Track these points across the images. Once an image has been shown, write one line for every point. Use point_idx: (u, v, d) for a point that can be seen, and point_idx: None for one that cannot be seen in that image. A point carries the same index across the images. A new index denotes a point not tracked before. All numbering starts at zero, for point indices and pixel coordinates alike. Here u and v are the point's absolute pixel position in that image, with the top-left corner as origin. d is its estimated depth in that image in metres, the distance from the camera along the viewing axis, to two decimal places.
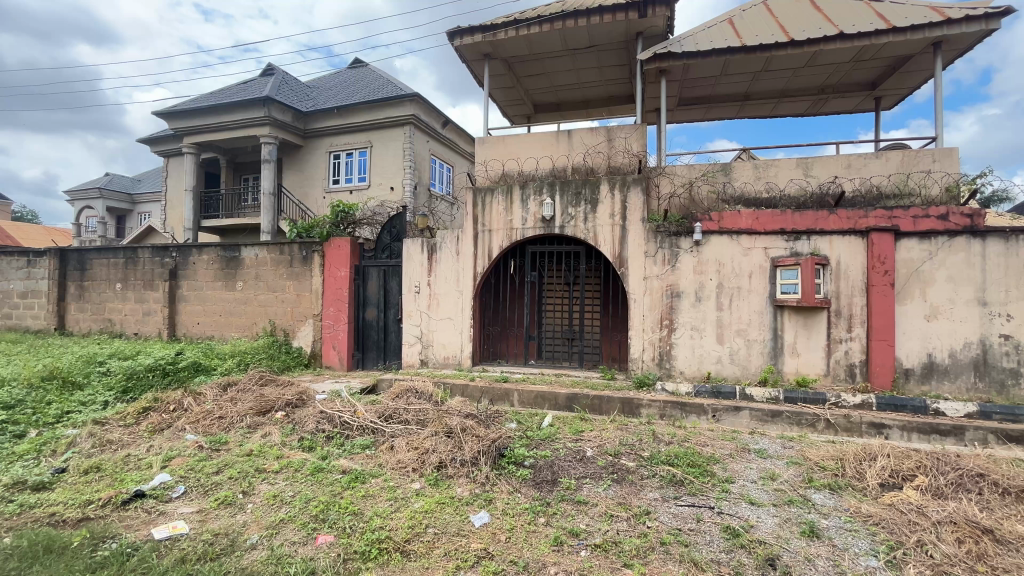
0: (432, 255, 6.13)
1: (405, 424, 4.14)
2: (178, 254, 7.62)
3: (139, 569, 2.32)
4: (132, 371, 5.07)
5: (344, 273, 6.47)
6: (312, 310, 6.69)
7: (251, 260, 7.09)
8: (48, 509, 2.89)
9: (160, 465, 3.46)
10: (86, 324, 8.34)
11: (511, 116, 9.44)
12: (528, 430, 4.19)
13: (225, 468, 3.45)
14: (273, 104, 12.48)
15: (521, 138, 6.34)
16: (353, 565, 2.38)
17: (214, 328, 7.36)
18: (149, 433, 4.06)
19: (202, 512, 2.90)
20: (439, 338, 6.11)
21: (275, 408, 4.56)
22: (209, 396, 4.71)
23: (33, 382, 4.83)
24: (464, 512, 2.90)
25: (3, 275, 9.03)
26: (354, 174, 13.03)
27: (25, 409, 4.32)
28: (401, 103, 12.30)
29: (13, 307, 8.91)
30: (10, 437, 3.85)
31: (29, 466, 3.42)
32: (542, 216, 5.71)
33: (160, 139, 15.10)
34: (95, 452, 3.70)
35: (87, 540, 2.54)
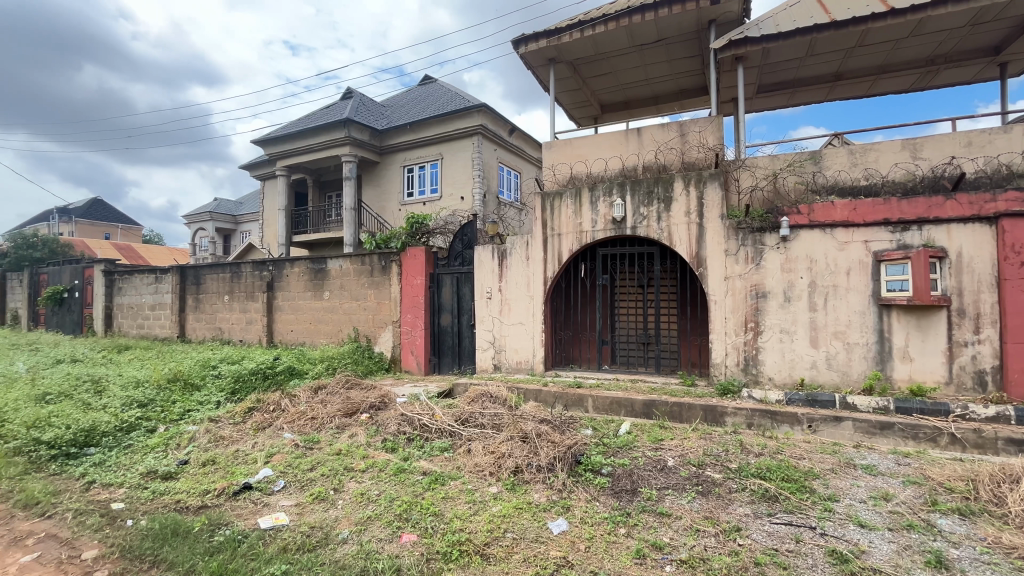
0: (502, 261, 6.21)
1: (481, 428, 4.22)
2: (274, 268, 8.36)
3: (249, 555, 2.55)
4: (238, 375, 5.62)
5: (420, 280, 6.75)
6: (391, 317, 7.05)
7: (336, 271, 7.62)
8: (174, 496, 3.27)
9: (263, 461, 3.80)
10: (201, 332, 9.41)
11: (578, 118, 9.36)
12: (604, 437, 4.09)
13: (318, 465, 3.71)
14: (352, 124, 13.38)
15: (589, 139, 6.25)
16: (436, 565, 2.45)
17: (305, 335, 7.98)
18: (253, 431, 4.47)
19: (300, 506, 3.13)
20: (512, 343, 6.17)
21: (361, 410, 4.84)
22: (303, 398, 5.11)
23: (160, 384, 5.51)
24: (542, 518, 2.88)
25: (137, 290, 10.43)
26: (426, 186, 13.61)
27: (155, 407, 4.94)
28: (469, 114, 12.65)
29: (145, 318, 10.26)
30: (144, 432, 4.42)
31: (159, 457, 3.89)
32: (613, 217, 5.59)
33: (258, 164, 16.72)
34: (211, 447, 4.14)
35: (206, 526, 2.83)
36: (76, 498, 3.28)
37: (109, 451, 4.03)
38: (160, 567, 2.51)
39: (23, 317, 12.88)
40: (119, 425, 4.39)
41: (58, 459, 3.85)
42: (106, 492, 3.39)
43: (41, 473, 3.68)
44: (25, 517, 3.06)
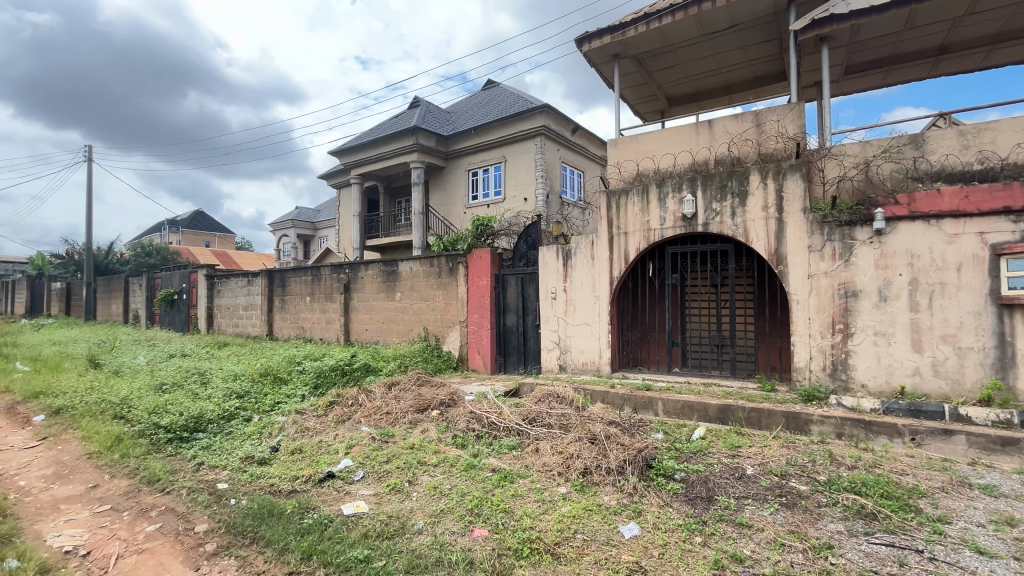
0: (567, 261, 6.18)
1: (548, 428, 4.23)
2: (350, 271, 8.89)
3: (334, 538, 2.73)
4: (320, 370, 6.04)
5: (486, 281, 6.89)
6: (459, 317, 7.25)
7: (406, 273, 7.96)
8: (269, 480, 3.58)
9: (344, 451, 4.05)
10: (286, 330, 10.21)
11: (643, 114, 9.11)
12: (676, 442, 3.95)
13: (394, 457, 3.90)
14: (420, 132, 13.91)
15: (656, 135, 6.05)
16: (507, 561, 2.48)
17: (378, 333, 8.41)
18: (334, 423, 4.78)
19: (378, 496, 3.30)
20: (577, 344, 6.12)
21: (431, 406, 5.02)
22: (378, 394, 5.38)
23: (254, 377, 6.04)
24: (612, 521, 2.84)
25: (232, 292, 11.51)
26: (490, 189, 13.86)
27: (250, 398, 5.43)
28: (532, 115, 12.72)
29: (240, 318, 11.30)
30: (242, 421, 4.87)
31: (255, 444, 4.28)
32: (683, 214, 5.38)
33: (334, 173, 17.84)
34: (298, 436, 4.48)
35: (297, 509, 3.07)
36: (188, 477, 3.68)
37: (213, 436, 4.49)
38: (259, 543, 2.76)
39: (142, 316, 14.66)
40: (221, 414, 4.87)
41: (173, 442, 4.34)
42: (212, 473, 3.78)
43: (160, 453, 4.17)
44: (149, 491, 3.49)
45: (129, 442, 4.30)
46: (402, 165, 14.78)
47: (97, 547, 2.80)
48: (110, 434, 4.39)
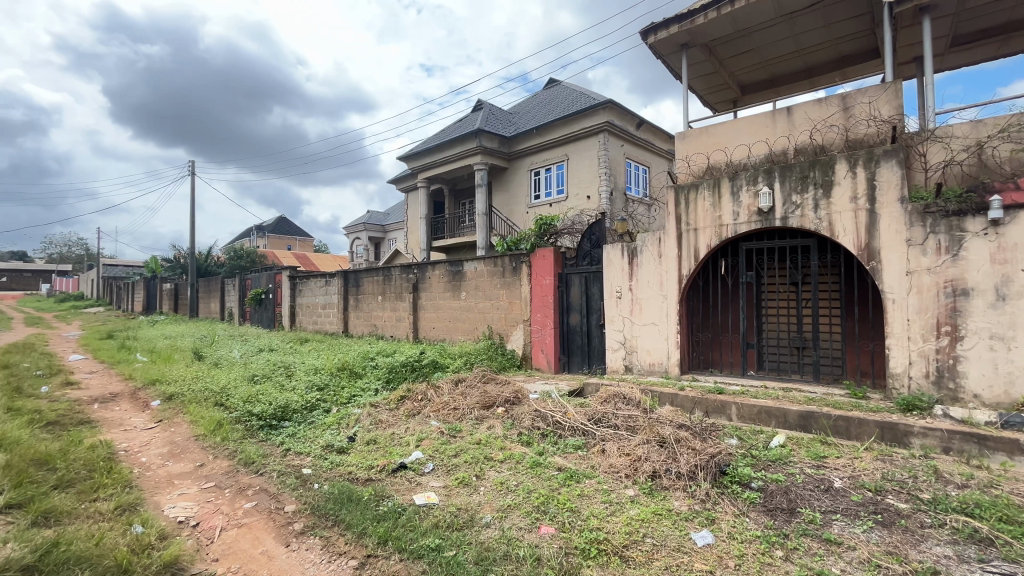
0: (632, 260, 6.04)
1: (615, 429, 4.17)
2: (418, 271, 9.26)
3: (408, 526, 2.86)
4: (392, 366, 6.35)
5: (549, 280, 6.89)
6: (522, 316, 7.31)
7: (471, 273, 8.15)
8: (348, 468, 3.82)
9: (415, 444, 4.23)
10: (360, 328, 10.82)
11: (713, 104, 8.70)
12: (752, 449, 3.74)
13: (461, 452, 4.01)
14: (483, 134, 14.17)
15: (728, 125, 5.76)
16: (574, 560, 2.48)
17: (445, 331, 8.68)
18: (405, 417, 5.01)
19: (448, 488, 3.42)
20: (644, 344, 5.96)
21: (497, 403, 5.11)
22: (446, 390, 5.57)
23: (332, 371, 6.46)
24: (683, 527, 2.75)
25: (312, 292, 12.37)
26: (552, 188, 13.84)
27: (329, 390, 5.82)
28: (595, 112, 12.54)
29: (319, 315, 12.12)
30: (322, 411, 5.23)
31: (334, 434, 4.58)
32: (758, 208, 5.08)
33: (402, 178, 18.62)
34: (373, 428, 4.74)
35: (373, 496, 3.25)
36: (277, 461, 4.02)
37: (298, 425, 4.86)
38: (340, 526, 2.95)
39: (235, 313, 16.15)
40: (305, 405, 5.26)
41: (264, 429, 4.76)
42: (298, 459, 4.10)
43: (253, 438, 4.58)
44: (245, 472, 3.85)
45: (228, 427, 4.76)
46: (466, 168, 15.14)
47: (204, 519, 3.13)
48: (212, 420, 4.89)
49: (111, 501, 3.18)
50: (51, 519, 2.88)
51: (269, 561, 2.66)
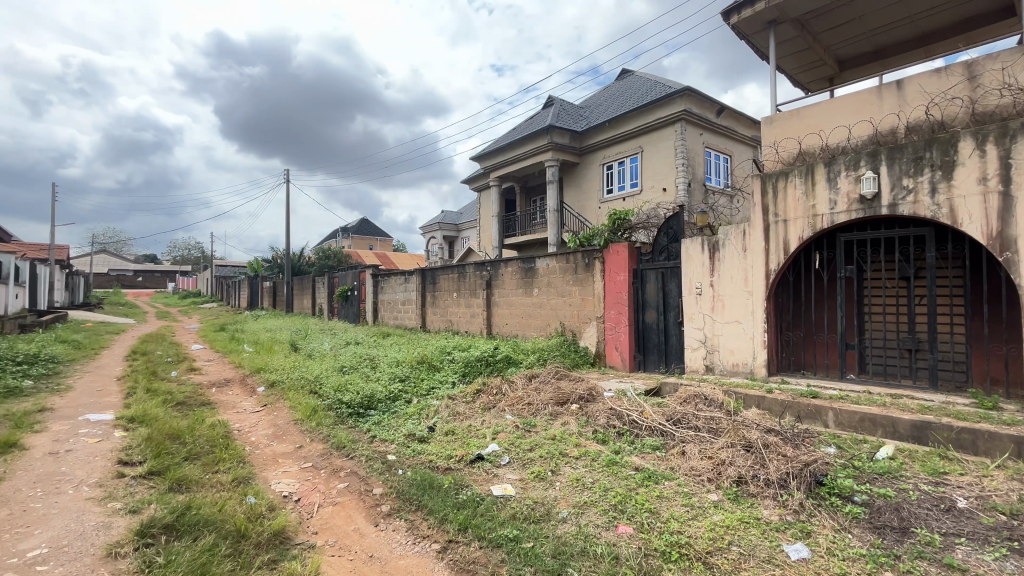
0: (713, 254, 5.73)
1: (696, 431, 4.00)
2: (491, 268, 9.46)
3: (486, 515, 2.95)
4: (467, 360, 6.56)
5: (623, 276, 6.73)
6: (596, 313, 7.21)
7: (544, 270, 8.18)
8: (429, 456, 4.00)
9: (491, 436, 4.34)
10: (437, 323, 11.26)
11: (806, 84, 7.99)
12: (853, 459, 3.41)
13: (537, 446, 4.05)
14: (554, 130, 14.12)
15: (824, 105, 5.26)
16: (654, 562, 2.42)
17: (518, 327, 8.80)
18: (481, 409, 5.15)
19: (524, 481, 3.48)
20: (726, 343, 5.65)
21: (571, 400, 5.10)
22: (520, 384, 5.65)
23: (412, 364, 6.80)
24: (774, 538, 2.58)
25: (393, 289, 13.07)
26: (626, 182, 13.48)
27: (410, 382, 6.13)
28: (672, 100, 12.03)
29: (398, 311, 12.79)
30: (404, 402, 5.53)
31: (415, 423, 4.82)
32: (861, 194, 4.60)
33: (475, 177, 19.07)
34: (451, 419, 4.93)
35: (453, 485, 3.38)
36: (365, 446, 4.32)
37: (383, 414, 5.18)
38: (423, 510, 3.11)
39: (325, 309, 17.49)
40: (388, 395, 5.59)
41: (353, 416, 5.13)
42: (383, 445, 4.37)
43: (344, 424, 4.95)
44: (338, 455, 4.17)
45: (322, 413, 5.18)
46: (537, 165, 15.18)
47: (304, 495, 3.44)
48: (308, 406, 5.35)
49: (229, 473, 3.60)
50: (183, 486, 3.32)
51: (361, 538, 2.87)
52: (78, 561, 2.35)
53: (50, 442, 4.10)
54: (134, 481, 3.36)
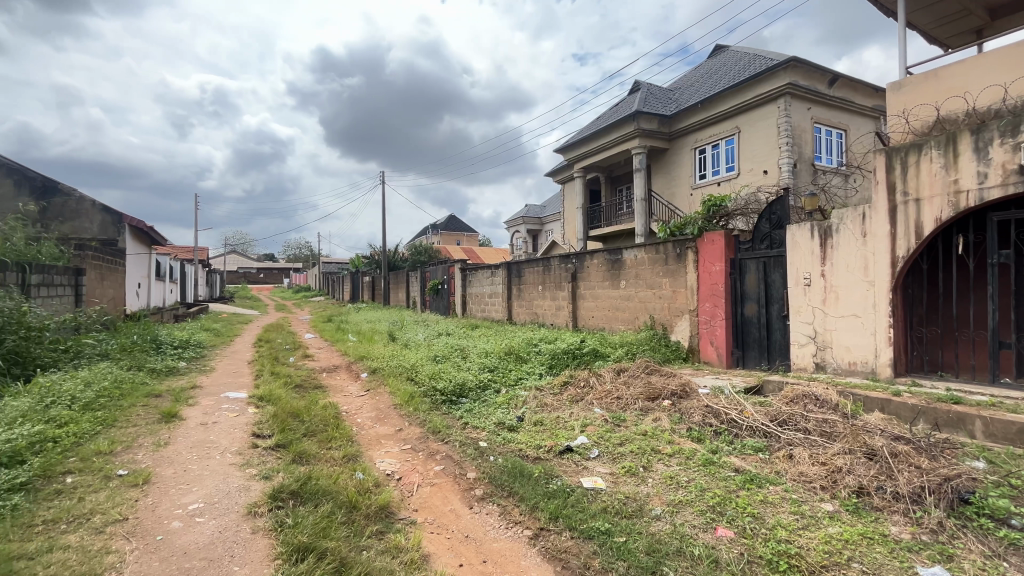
0: (826, 240, 5.18)
1: (805, 434, 3.67)
2: (577, 261, 9.39)
3: (577, 507, 2.96)
4: (554, 352, 6.58)
5: (719, 267, 6.32)
6: (688, 306, 6.86)
7: (632, 261, 7.94)
8: (519, 445, 4.10)
9: (580, 429, 4.32)
10: (523, 316, 11.42)
11: (943, 40, 6.90)
12: (1008, 476, 2.92)
13: (627, 441, 3.97)
14: (641, 116, 13.58)
15: (969, 63, 4.51)
16: (759, 570, 2.27)
17: (605, 320, 8.65)
18: (569, 402, 5.15)
19: (615, 475, 3.43)
20: (842, 339, 5.09)
21: (662, 396, 4.91)
22: (608, 378, 5.57)
23: (501, 355, 6.97)
24: (903, 557, 2.30)
25: (480, 282, 13.48)
26: (721, 165, 12.61)
27: (498, 372, 6.31)
28: (774, 74, 11.00)
29: (486, 304, 13.17)
30: (493, 391, 5.70)
31: (505, 412, 4.95)
32: (1020, 164, 3.88)
33: (558, 170, 18.98)
34: (539, 410, 4.99)
35: (543, 474, 3.43)
36: (459, 432, 4.53)
37: (474, 402, 5.39)
38: (515, 497, 3.20)
39: (418, 302, 18.53)
40: (478, 384, 5.80)
41: (446, 403, 5.40)
42: (475, 432, 4.55)
43: (438, 410, 5.24)
44: (434, 439, 4.42)
45: (418, 399, 5.51)
46: (623, 153, 14.73)
47: (405, 475, 3.70)
48: (406, 392, 5.72)
49: (340, 450, 3.97)
50: (304, 458, 3.72)
51: (458, 518, 3.03)
52: (225, 516, 2.74)
53: (201, 414, 4.83)
54: (265, 451, 3.84)
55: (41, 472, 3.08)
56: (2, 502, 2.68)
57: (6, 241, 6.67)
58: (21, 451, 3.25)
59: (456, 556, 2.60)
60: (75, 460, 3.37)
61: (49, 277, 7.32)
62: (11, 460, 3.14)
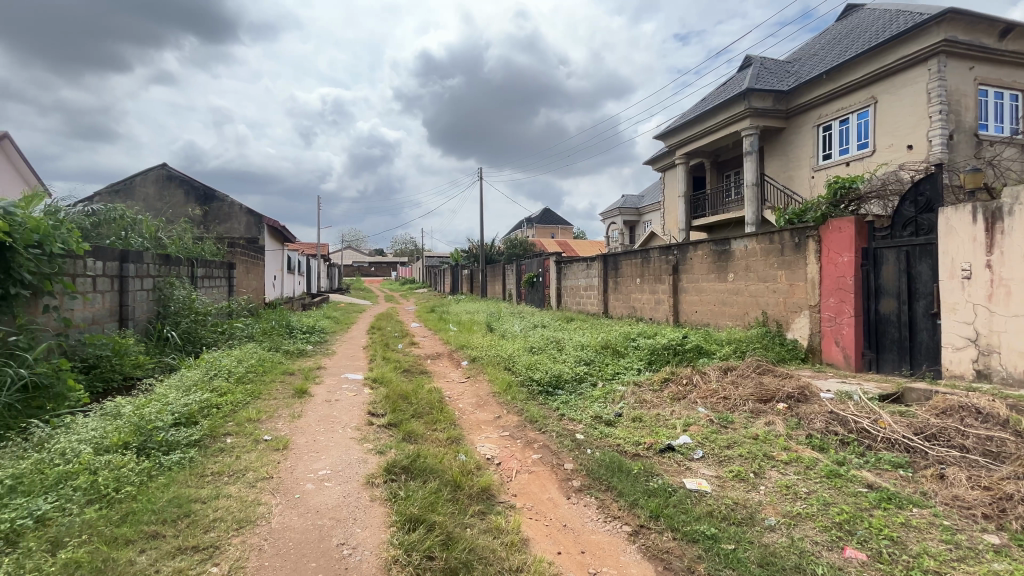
0: (993, 224, 4.33)
1: (961, 453, 3.16)
2: (678, 252, 8.94)
3: (679, 507, 2.84)
4: (653, 348, 6.34)
5: (848, 258, 5.61)
6: (808, 301, 6.19)
7: (741, 252, 7.38)
8: (616, 440, 4.02)
9: (682, 428, 4.12)
10: (620, 309, 11.15)
11: None
12: None
13: (735, 444, 3.70)
14: (753, 94, 12.44)
15: None
16: None
17: (710, 316, 8.13)
18: (670, 399, 4.92)
19: (721, 479, 3.23)
20: (1013, 343, 4.25)
21: (777, 398, 4.51)
22: (713, 376, 5.24)
23: (597, 348, 6.88)
24: None
25: (575, 275, 13.39)
26: (851, 142, 11.13)
27: (595, 366, 6.24)
28: (924, 31, 9.39)
29: (581, 297, 13.06)
30: (590, 384, 5.66)
31: (602, 406, 4.90)
32: None
33: (658, 157, 18.13)
34: (638, 406, 4.85)
35: (642, 471, 3.34)
36: (555, 423, 4.57)
37: (570, 394, 5.40)
38: (613, 492, 3.16)
39: (513, 294, 18.93)
40: (575, 376, 5.81)
41: (543, 393, 5.49)
42: (572, 424, 4.56)
43: (535, 400, 5.33)
44: (532, 428, 4.51)
45: (515, 388, 5.66)
46: (731, 136, 13.63)
47: (504, 460, 3.83)
48: (504, 380, 5.91)
49: (445, 432, 4.22)
50: (412, 437, 4.02)
51: (556, 507, 3.07)
52: (348, 483, 3.07)
53: (326, 391, 5.44)
54: (379, 429, 4.22)
55: (209, 432, 3.69)
56: (183, 454, 3.26)
57: (180, 240, 8.05)
58: (194, 414, 3.92)
59: (555, 544, 2.64)
60: (233, 424, 3.99)
61: (210, 271, 8.69)
62: (187, 420, 3.80)
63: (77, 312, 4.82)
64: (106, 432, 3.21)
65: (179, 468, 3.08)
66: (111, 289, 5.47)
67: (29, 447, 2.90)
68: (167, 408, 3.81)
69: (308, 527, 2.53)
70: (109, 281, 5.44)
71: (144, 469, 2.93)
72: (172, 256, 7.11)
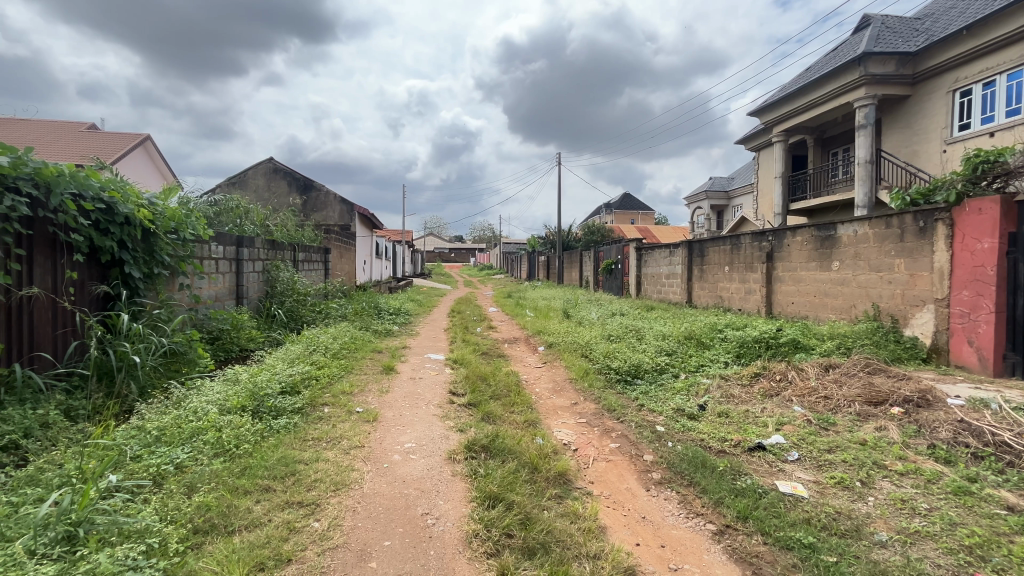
0: None
1: None
2: (774, 238, 8.23)
3: (769, 511, 2.65)
4: (743, 340, 5.93)
5: (988, 244, 4.82)
6: (934, 294, 5.42)
7: (849, 238, 6.65)
8: (700, 435, 3.83)
9: (775, 427, 3.82)
10: (705, 298, 10.55)
11: None
12: None
13: (838, 449, 3.37)
14: (870, 58, 10.98)
15: None
16: None
17: (809, 308, 7.43)
18: (761, 396, 4.57)
19: (820, 485, 2.96)
20: None
21: (890, 402, 4.02)
22: (812, 373, 4.80)
23: (680, 338, 6.58)
24: None
25: (657, 262, 12.87)
26: (997, 109, 9.49)
27: (677, 356, 5.97)
28: None
29: (662, 285, 12.54)
30: (670, 375, 5.44)
31: (685, 399, 4.68)
32: None
33: (753, 134, 16.67)
34: (724, 401, 4.57)
35: (729, 469, 3.16)
36: (634, 413, 4.47)
37: (649, 384, 5.25)
38: (696, 488, 3.03)
39: (591, 281, 18.59)
40: (655, 366, 5.60)
41: (621, 382, 5.38)
42: (652, 415, 4.42)
43: (612, 389, 5.24)
44: (609, 417, 4.44)
45: (592, 375, 5.61)
46: (841, 107, 12.19)
47: (581, 447, 3.80)
48: (581, 367, 5.86)
49: (522, 415, 4.28)
50: (491, 418, 4.13)
51: (634, 497, 3.01)
52: (432, 457, 3.24)
53: (410, 369, 5.76)
54: (460, 408, 4.39)
55: (310, 401, 4.06)
56: (289, 419, 3.62)
57: (284, 227, 8.88)
58: (297, 384, 4.34)
59: (633, 535, 2.58)
60: (330, 395, 4.35)
61: (309, 255, 9.52)
62: (291, 389, 4.21)
63: (204, 290, 5.50)
64: (227, 395, 3.65)
65: (286, 431, 3.43)
66: (229, 270, 6.17)
67: (169, 403, 3.38)
68: (275, 377, 4.25)
69: (395, 494, 2.70)
70: (228, 264, 6.14)
71: (258, 430, 3.29)
72: (277, 241, 7.85)
